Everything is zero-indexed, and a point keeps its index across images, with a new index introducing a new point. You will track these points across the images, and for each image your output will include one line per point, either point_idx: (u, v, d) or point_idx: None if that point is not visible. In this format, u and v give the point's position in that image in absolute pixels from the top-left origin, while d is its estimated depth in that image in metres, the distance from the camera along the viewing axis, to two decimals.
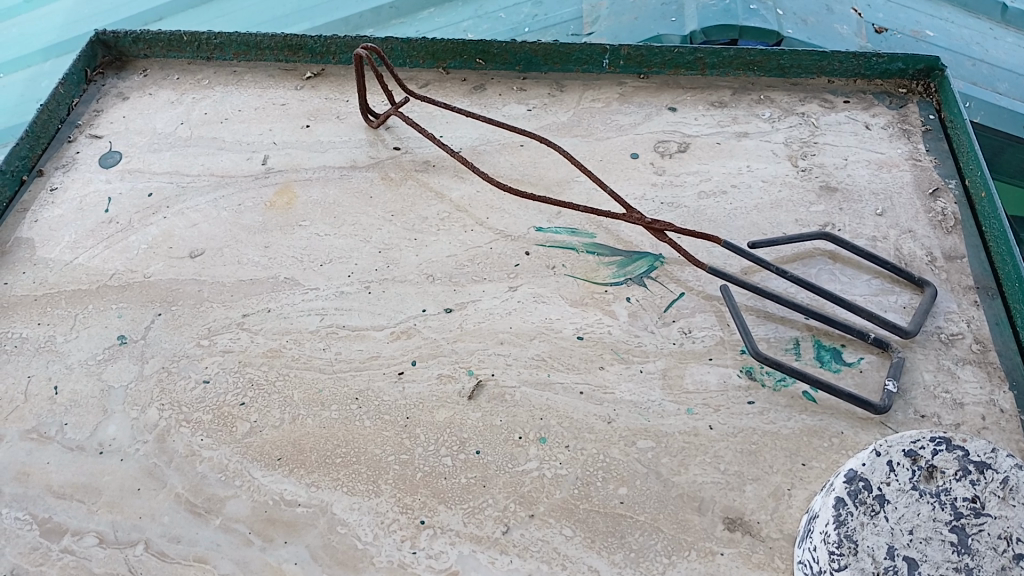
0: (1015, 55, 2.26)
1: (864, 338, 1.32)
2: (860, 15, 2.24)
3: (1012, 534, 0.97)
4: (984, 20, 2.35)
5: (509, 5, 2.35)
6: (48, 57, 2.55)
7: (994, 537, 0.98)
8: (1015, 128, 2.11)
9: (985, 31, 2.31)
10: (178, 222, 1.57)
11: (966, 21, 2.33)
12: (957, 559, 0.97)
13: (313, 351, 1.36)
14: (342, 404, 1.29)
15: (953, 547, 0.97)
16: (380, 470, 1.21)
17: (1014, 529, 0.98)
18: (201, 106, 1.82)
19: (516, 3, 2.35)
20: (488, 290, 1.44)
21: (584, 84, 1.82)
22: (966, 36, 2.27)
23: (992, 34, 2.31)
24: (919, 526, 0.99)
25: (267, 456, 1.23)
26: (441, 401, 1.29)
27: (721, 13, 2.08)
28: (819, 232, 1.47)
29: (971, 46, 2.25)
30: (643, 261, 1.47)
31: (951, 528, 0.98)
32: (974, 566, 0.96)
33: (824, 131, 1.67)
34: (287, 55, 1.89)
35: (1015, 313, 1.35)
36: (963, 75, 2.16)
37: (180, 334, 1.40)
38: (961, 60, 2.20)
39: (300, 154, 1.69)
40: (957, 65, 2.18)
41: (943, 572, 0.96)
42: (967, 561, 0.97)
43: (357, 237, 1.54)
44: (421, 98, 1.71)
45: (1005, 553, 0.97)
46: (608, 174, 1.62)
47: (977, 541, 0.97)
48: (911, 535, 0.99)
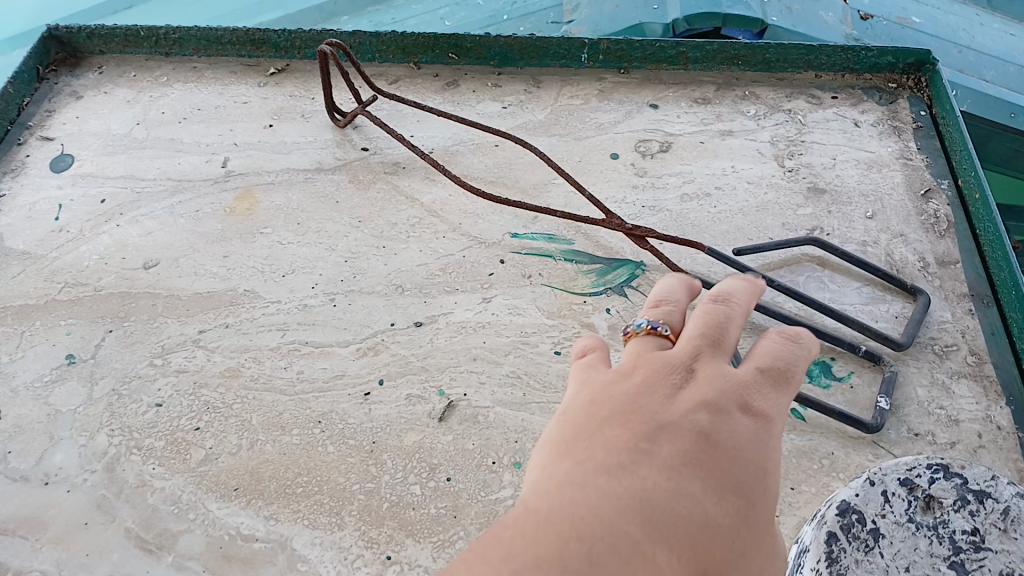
0: (1002, 44, 2.21)
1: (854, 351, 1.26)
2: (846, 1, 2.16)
3: (1014, 570, 0.89)
4: (971, 6, 2.30)
5: None
6: (14, 46, 2.43)
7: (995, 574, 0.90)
8: (1001, 118, 2.05)
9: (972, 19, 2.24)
10: (132, 231, 1.48)
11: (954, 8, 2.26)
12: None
13: (273, 370, 1.28)
14: (304, 428, 1.21)
15: None
16: (344, 501, 1.14)
17: (1017, 565, 0.90)
18: (159, 105, 1.72)
19: None
20: (461, 302, 1.37)
21: (562, 79, 1.74)
22: (953, 24, 2.20)
23: (978, 21, 2.25)
24: (916, 563, 0.91)
25: (224, 486, 1.16)
26: (409, 424, 1.21)
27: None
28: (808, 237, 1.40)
29: (958, 34, 2.18)
30: (624, 269, 1.40)
31: (949, 564, 0.91)
32: None
33: (811, 129, 1.60)
34: (249, 50, 1.80)
35: (1011, 322, 1.29)
36: (950, 63, 2.09)
37: (132, 352, 1.32)
38: (949, 47, 2.13)
39: (262, 156, 1.60)
40: (942, 53, 2.11)
41: None
42: None
43: (322, 245, 1.46)
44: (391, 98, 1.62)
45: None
46: (587, 176, 1.54)
47: None
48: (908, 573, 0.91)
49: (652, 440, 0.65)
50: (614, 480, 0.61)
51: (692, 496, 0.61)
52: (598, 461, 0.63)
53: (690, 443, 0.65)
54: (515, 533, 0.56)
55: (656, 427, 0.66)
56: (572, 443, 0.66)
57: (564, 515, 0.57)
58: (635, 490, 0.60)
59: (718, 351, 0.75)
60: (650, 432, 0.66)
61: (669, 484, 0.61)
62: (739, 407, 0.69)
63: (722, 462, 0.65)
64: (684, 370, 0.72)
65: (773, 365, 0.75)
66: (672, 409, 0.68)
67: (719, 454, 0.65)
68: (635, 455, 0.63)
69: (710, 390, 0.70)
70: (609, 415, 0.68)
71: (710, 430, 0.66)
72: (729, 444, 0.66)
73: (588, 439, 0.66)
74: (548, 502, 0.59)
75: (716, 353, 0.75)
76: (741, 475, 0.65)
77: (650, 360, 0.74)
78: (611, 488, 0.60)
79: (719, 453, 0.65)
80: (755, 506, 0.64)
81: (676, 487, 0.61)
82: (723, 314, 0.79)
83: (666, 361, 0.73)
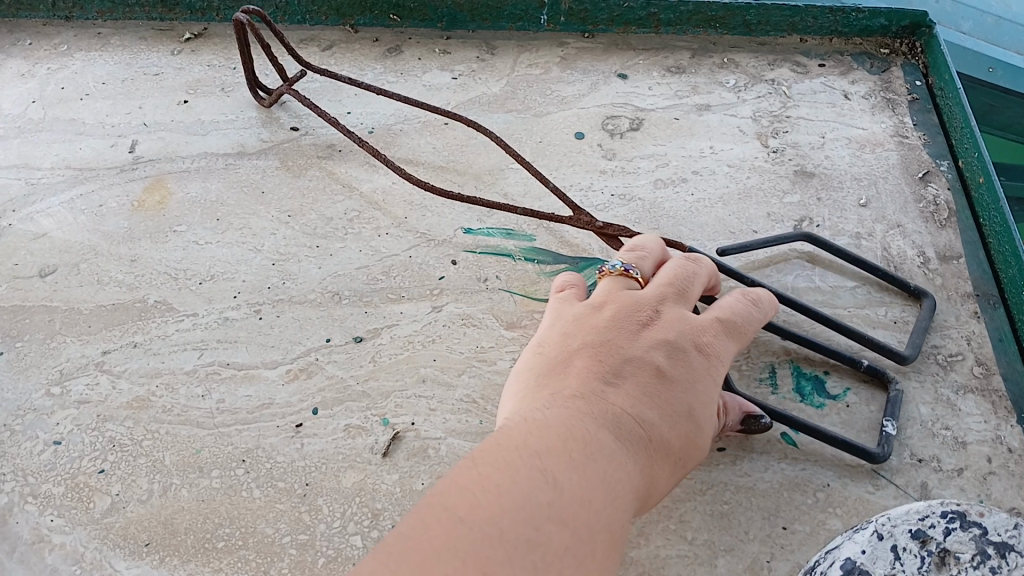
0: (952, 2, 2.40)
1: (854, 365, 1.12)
2: None
3: None
4: None
5: None
6: None
7: None
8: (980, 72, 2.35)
9: None
10: (24, 231, 1.28)
11: None
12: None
13: (189, 399, 1.11)
14: (225, 469, 1.05)
15: None
16: (273, 557, 0.97)
17: None
18: (57, 78, 1.50)
19: None
20: (407, 311, 1.20)
21: (519, 44, 1.55)
22: None
23: None
24: None
25: (132, 541, 0.99)
26: (348, 460, 1.06)
27: None
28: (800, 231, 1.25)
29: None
30: (591, 269, 1.24)
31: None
32: None
33: (797, 102, 1.44)
34: (161, 12, 1.58)
35: (1021, 326, 1.16)
36: None
37: (24, 380, 1.13)
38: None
39: (176, 139, 1.40)
40: None
41: None
42: None
43: (247, 244, 1.28)
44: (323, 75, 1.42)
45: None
46: (548, 159, 1.37)
47: None
48: None
49: (627, 368, 0.82)
50: (595, 400, 0.78)
51: (656, 416, 0.79)
52: (584, 378, 0.81)
53: (656, 374, 0.82)
54: (515, 438, 0.72)
55: (628, 358, 0.83)
56: (564, 358, 0.84)
57: (558, 429, 0.73)
58: (612, 412, 0.77)
59: (681, 298, 0.94)
60: (625, 363, 0.82)
61: (638, 399, 0.80)
62: (696, 347, 0.87)
63: (682, 391, 0.82)
64: (651, 316, 0.89)
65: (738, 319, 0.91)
66: (643, 342, 0.85)
67: (678, 384, 0.82)
68: (612, 378, 0.81)
69: (669, 332, 0.87)
70: (582, 347, 0.85)
71: (671, 365, 0.84)
72: (688, 374, 0.84)
73: (576, 354, 0.84)
74: (540, 429, 0.73)
75: (680, 300, 0.93)
76: (695, 400, 0.83)
77: (620, 297, 0.91)
78: (592, 406, 0.77)
79: (679, 383, 0.83)
80: (702, 424, 0.83)
81: (645, 400, 0.80)
82: (689, 272, 0.98)
83: (632, 308, 0.89)
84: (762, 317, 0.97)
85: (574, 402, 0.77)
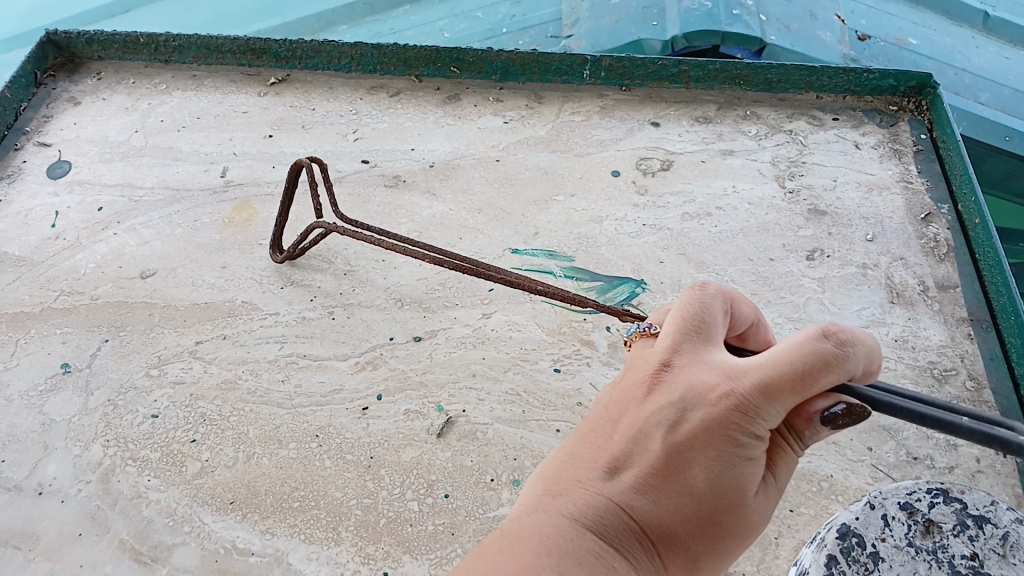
0: (996, 65, 2.33)
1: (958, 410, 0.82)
2: (843, 21, 2.26)
3: None
4: (966, 27, 2.42)
5: (487, 4, 2.34)
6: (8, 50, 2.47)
7: None
8: (997, 140, 2.20)
9: (968, 40, 2.38)
10: (129, 240, 1.47)
11: (949, 29, 2.40)
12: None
13: (271, 383, 1.28)
14: (301, 443, 1.21)
15: None
16: (341, 516, 1.14)
17: None
18: (157, 113, 1.71)
19: (494, 3, 2.33)
20: (460, 317, 1.36)
21: (564, 95, 1.73)
22: (949, 45, 2.34)
23: (974, 44, 2.37)
24: None
25: (219, 499, 1.16)
26: (407, 439, 1.21)
27: (704, 17, 2.01)
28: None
29: (953, 55, 2.31)
30: (624, 287, 1.40)
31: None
32: None
33: (813, 150, 1.60)
34: (249, 59, 1.79)
35: (1010, 347, 1.29)
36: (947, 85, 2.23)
37: (127, 364, 1.30)
38: (944, 68, 2.27)
39: (261, 167, 1.59)
40: (940, 74, 2.24)
41: None
42: None
43: (322, 257, 1.46)
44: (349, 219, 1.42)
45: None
46: (588, 194, 1.54)
47: None
48: None
49: (625, 452, 0.73)
50: (581, 499, 0.71)
51: (656, 509, 0.71)
52: (577, 471, 0.74)
53: (657, 455, 0.72)
54: (501, 550, 0.66)
55: (634, 438, 0.74)
56: (571, 444, 0.76)
57: (538, 539, 0.67)
58: (600, 512, 0.70)
59: (706, 342, 0.77)
60: (623, 448, 0.73)
61: (636, 491, 0.71)
62: (722, 413, 0.71)
63: (692, 475, 0.71)
64: (658, 378, 0.76)
65: (775, 362, 0.71)
66: (643, 420, 0.74)
67: (687, 467, 0.72)
68: (608, 468, 0.73)
69: (689, 400, 0.73)
70: (597, 432, 0.76)
71: (679, 443, 0.72)
72: (703, 451, 0.71)
73: (576, 439, 0.77)
74: (529, 538, 0.67)
75: (702, 346, 0.77)
76: (711, 482, 0.71)
77: (640, 362, 0.79)
78: (575, 506, 0.71)
79: (688, 463, 0.72)
80: (727, 507, 0.72)
81: (645, 491, 0.71)
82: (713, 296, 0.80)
83: (651, 371, 0.77)
84: (839, 363, 0.69)
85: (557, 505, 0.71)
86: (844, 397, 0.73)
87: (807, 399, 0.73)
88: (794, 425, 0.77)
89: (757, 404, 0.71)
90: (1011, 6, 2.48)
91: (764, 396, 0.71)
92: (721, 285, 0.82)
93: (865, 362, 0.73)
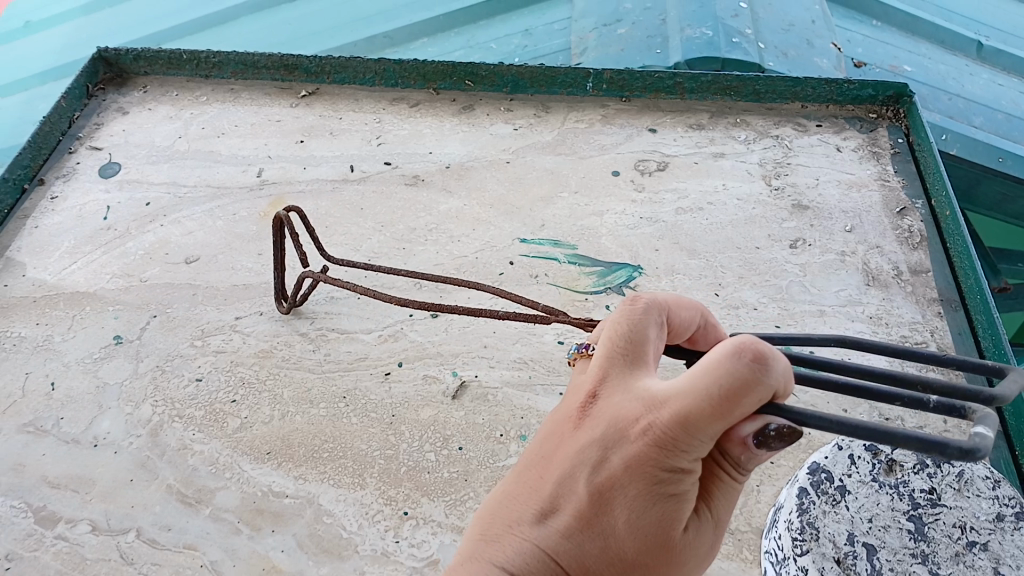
0: (989, 91, 2.39)
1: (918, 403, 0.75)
2: (839, 49, 2.29)
3: (965, 523, 1.01)
4: (961, 56, 2.49)
5: (500, 36, 2.47)
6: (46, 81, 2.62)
7: (948, 526, 1.01)
8: (989, 161, 2.23)
9: (961, 68, 2.44)
10: (174, 230, 1.63)
11: (944, 58, 2.46)
12: (913, 546, 1.01)
13: (303, 352, 1.42)
14: (330, 403, 1.35)
15: (910, 534, 1.01)
16: (366, 465, 1.27)
17: (967, 518, 1.01)
18: (198, 121, 1.88)
19: (507, 35, 2.47)
20: (473, 297, 1.50)
21: (569, 105, 1.89)
22: (943, 72, 2.40)
23: (967, 71, 2.43)
24: (878, 515, 1.03)
25: (257, 450, 1.29)
26: (425, 400, 1.34)
27: (704, 45, 2.16)
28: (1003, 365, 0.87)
29: (948, 81, 2.38)
30: (622, 271, 1.54)
31: (908, 518, 1.02)
32: (930, 553, 1.00)
33: (797, 152, 1.75)
34: (283, 74, 1.96)
35: (977, 324, 1.42)
36: (940, 109, 2.29)
37: (173, 335, 1.45)
38: (939, 94, 2.33)
39: (294, 168, 1.75)
40: (933, 99, 2.31)
41: (900, 557, 1.00)
42: (922, 548, 1.00)
43: (349, 246, 1.60)
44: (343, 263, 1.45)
45: (959, 540, 1.00)
46: (590, 191, 1.69)
47: (933, 529, 1.01)
48: (870, 523, 1.03)
49: (553, 494, 0.73)
50: (508, 546, 0.72)
51: (583, 554, 0.71)
52: (508, 517, 0.75)
53: (582, 497, 0.72)
54: None
55: (562, 480, 0.73)
56: (509, 485, 0.77)
57: None
58: (524, 561, 0.71)
59: (636, 367, 0.75)
60: (550, 490, 0.74)
61: (562, 536, 0.72)
62: (638, 454, 0.70)
63: (617, 516, 0.71)
64: (585, 411, 0.75)
65: (689, 391, 0.67)
66: (568, 458, 0.74)
67: (611, 507, 0.71)
68: (537, 511, 0.74)
69: (611, 437, 0.73)
70: (532, 472, 0.76)
71: (603, 482, 0.72)
72: (626, 490, 0.71)
73: (512, 478, 0.77)
74: None
75: (630, 370, 0.75)
76: (636, 523, 0.71)
77: (572, 396, 0.78)
78: (501, 556, 0.72)
79: (612, 503, 0.71)
80: (655, 547, 0.71)
81: (570, 536, 0.72)
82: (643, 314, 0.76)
83: (580, 406, 0.76)
84: (757, 387, 0.64)
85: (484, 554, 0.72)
86: (775, 418, 0.68)
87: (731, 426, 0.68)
88: (730, 450, 0.73)
89: (675, 436, 0.68)
90: (1004, 38, 2.54)
91: (680, 428, 0.68)
92: (654, 296, 0.78)
93: (785, 380, 0.67)
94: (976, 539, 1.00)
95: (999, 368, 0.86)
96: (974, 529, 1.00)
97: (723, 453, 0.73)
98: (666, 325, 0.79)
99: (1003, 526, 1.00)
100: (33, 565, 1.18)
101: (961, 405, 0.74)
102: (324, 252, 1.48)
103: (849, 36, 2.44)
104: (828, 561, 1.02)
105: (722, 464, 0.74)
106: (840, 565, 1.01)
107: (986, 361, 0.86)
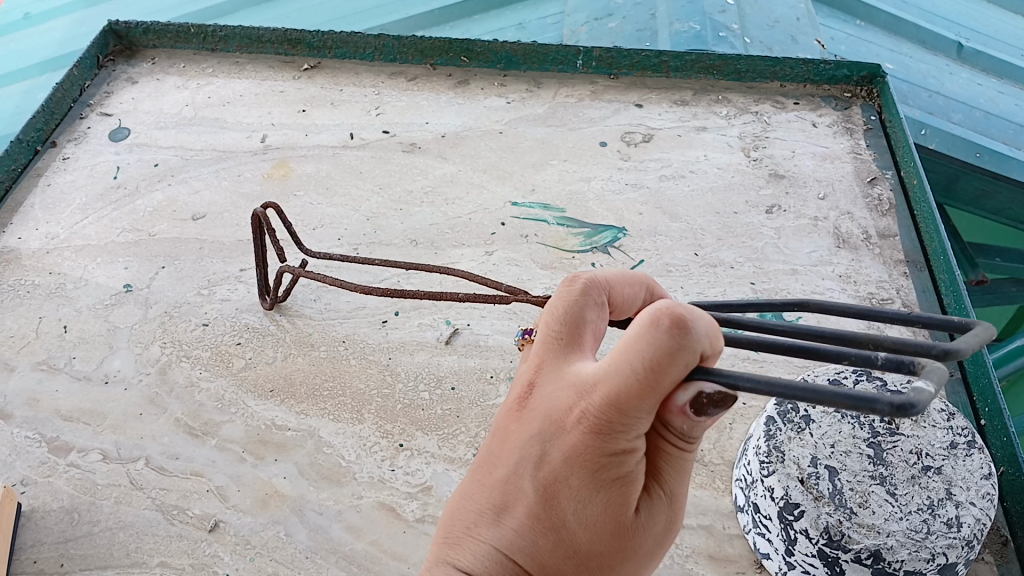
0: (970, 89, 2.32)
1: (868, 361, 0.73)
2: (823, 46, 2.27)
3: (922, 449, 1.03)
4: (941, 56, 2.40)
5: (495, 29, 2.46)
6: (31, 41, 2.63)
7: (906, 452, 1.03)
8: (966, 157, 2.21)
9: (941, 67, 2.37)
10: (182, 190, 1.72)
11: (923, 57, 2.39)
12: (873, 469, 1.02)
13: (305, 302, 1.50)
14: (330, 346, 1.43)
15: (870, 459, 1.03)
16: (364, 402, 1.35)
17: (924, 446, 1.04)
18: (205, 91, 1.97)
19: (501, 28, 2.46)
20: (466, 254, 1.59)
21: (560, 82, 1.97)
22: (923, 70, 2.35)
23: (947, 70, 2.36)
24: (840, 440, 1.05)
25: (261, 388, 1.37)
26: (420, 345, 1.42)
27: (692, 38, 2.24)
28: (969, 319, 0.85)
29: (928, 79, 2.32)
30: (608, 232, 1.62)
31: (868, 444, 1.04)
32: (888, 475, 1.02)
33: (775, 127, 1.84)
34: (286, 48, 2.04)
35: (940, 282, 1.50)
36: (918, 106, 2.25)
37: (181, 285, 1.53)
38: (918, 92, 2.28)
39: (296, 135, 1.84)
40: (913, 96, 2.27)
41: (860, 479, 1.02)
42: (881, 471, 1.02)
43: (348, 206, 1.69)
44: (320, 257, 1.46)
45: (915, 465, 1.02)
46: (578, 159, 1.77)
47: (891, 454, 1.03)
48: (833, 448, 1.05)
49: (504, 492, 0.78)
50: (468, 549, 0.77)
51: (538, 548, 0.76)
52: (466, 518, 0.79)
53: (531, 491, 0.77)
54: None
55: (512, 477, 0.78)
56: (466, 485, 0.82)
57: None
58: (483, 560, 0.76)
59: (572, 356, 0.80)
60: (498, 488, 0.78)
61: (517, 534, 0.77)
62: (581, 444, 0.75)
63: (566, 508, 0.76)
64: (525, 401, 0.80)
65: (616, 373, 0.72)
66: (513, 452, 0.78)
67: (561, 498, 0.76)
68: (491, 510, 0.78)
69: (555, 430, 0.77)
70: (484, 471, 0.80)
71: (548, 475, 0.76)
72: (571, 479, 0.75)
73: (467, 479, 0.82)
74: None
75: (567, 354, 0.80)
76: (586, 510, 0.75)
77: (515, 390, 0.82)
78: (462, 558, 0.77)
79: (560, 495, 0.76)
80: (608, 531, 0.75)
81: (525, 531, 0.76)
82: (575, 303, 0.81)
83: (526, 401, 0.80)
84: (681, 354, 0.68)
85: (445, 558, 0.77)
86: (706, 385, 0.70)
87: (666, 394, 0.71)
88: (674, 422, 0.75)
89: (608, 419, 0.73)
90: (986, 39, 2.44)
91: (613, 412, 0.72)
92: (589, 277, 0.82)
93: (711, 340, 0.71)
94: (932, 464, 1.02)
95: (963, 324, 0.84)
96: (930, 455, 1.03)
97: (667, 424, 0.76)
98: (606, 308, 0.83)
99: (956, 453, 1.04)
100: (47, 489, 1.25)
101: (910, 360, 0.72)
102: (303, 248, 1.48)
103: (831, 34, 2.39)
104: (793, 480, 1.04)
105: (667, 435, 0.77)
106: (804, 484, 1.03)
107: (950, 317, 0.85)
